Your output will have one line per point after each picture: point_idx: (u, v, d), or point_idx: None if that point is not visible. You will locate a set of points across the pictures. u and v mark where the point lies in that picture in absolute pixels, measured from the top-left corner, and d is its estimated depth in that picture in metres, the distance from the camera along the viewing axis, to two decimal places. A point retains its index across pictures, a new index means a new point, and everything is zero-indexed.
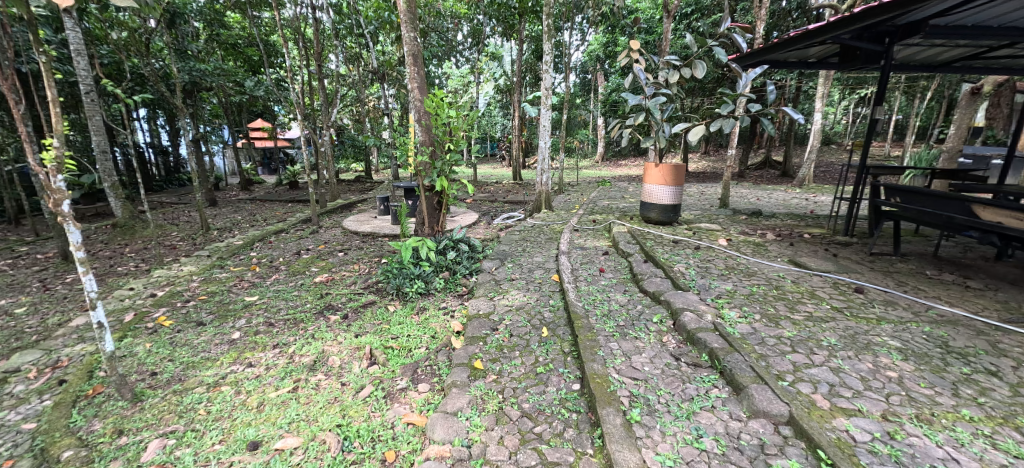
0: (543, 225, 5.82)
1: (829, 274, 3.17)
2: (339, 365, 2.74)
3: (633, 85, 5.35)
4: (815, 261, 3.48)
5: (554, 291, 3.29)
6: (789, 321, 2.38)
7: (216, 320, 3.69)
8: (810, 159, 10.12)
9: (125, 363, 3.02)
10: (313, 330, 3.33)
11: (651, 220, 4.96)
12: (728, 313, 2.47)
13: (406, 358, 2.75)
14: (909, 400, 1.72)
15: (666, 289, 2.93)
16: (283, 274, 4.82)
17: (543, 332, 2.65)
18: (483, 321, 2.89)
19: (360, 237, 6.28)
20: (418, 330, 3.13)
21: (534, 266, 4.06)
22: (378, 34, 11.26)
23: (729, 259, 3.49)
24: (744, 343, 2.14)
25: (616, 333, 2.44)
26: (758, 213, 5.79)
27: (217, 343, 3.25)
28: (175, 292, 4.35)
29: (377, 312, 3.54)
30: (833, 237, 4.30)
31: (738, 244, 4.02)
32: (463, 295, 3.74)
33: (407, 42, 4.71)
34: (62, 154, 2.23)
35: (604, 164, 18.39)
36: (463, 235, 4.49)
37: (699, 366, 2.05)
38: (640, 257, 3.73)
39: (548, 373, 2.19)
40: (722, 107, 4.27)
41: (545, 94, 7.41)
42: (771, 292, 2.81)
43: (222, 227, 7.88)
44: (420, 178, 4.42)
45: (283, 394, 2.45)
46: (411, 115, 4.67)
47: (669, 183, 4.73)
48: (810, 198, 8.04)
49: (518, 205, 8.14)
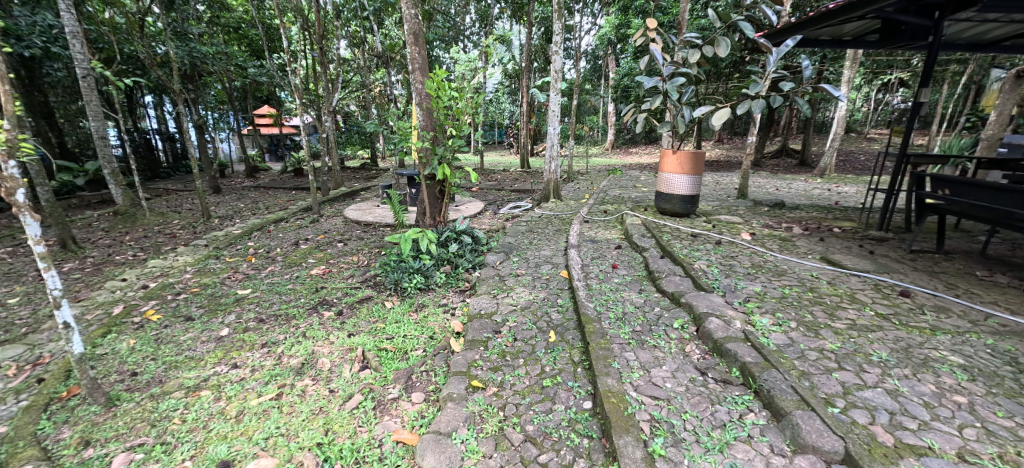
0: (551, 216, 5.55)
1: (868, 274, 2.84)
2: (329, 369, 2.56)
3: (649, 66, 4.91)
4: (851, 259, 3.15)
5: (563, 290, 3.03)
6: (830, 331, 2.09)
7: (206, 315, 3.51)
8: (832, 147, 9.62)
9: (106, 362, 2.87)
10: (305, 328, 3.15)
11: (668, 211, 4.62)
12: (759, 319, 2.17)
13: (401, 362, 2.56)
14: (988, 434, 1.44)
15: (687, 290, 2.62)
16: (279, 265, 4.63)
17: (550, 336, 2.40)
18: (485, 322, 2.65)
19: (361, 226, 6.07)
20: (415, 330, 2.93)
21: (541, 260, 3.78)
22: (382, 17, 10.96)
23: (755, 256, 3.18)
24: (783, 357, 1.85)
25: (632, 340, 2.18)
26: (781, 205, 5.41)
27: (203, 341, 3.09)
28: (168, 284, 4.19)
29: (373, 308, 3.34)
30: (866, 231, 3.94)
31: (764, 239, 3.69)
32: (465, 291, 3.49)
33: (407, 19, 4.41)
34: (13, 137, 2.01)
35: (614, 151, 17.96)
36: (466, 227, 4.21)
37: (729, 383, 1.79)
38: (656, 252, 3.43)
39: (555, 387, 1.94)
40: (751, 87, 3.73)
41: (555, 77, 7.00)
42: (806, 294, 2.50)
43: (224, 215, 7.74)
44: (420, 166, 4.16)
45: (265, 402, 2.26)
46: (412, 99, 4.36)
47: (686, 172, 4.37)
48: (834, 189, 7.62)
49: (524, 194, 7.85)
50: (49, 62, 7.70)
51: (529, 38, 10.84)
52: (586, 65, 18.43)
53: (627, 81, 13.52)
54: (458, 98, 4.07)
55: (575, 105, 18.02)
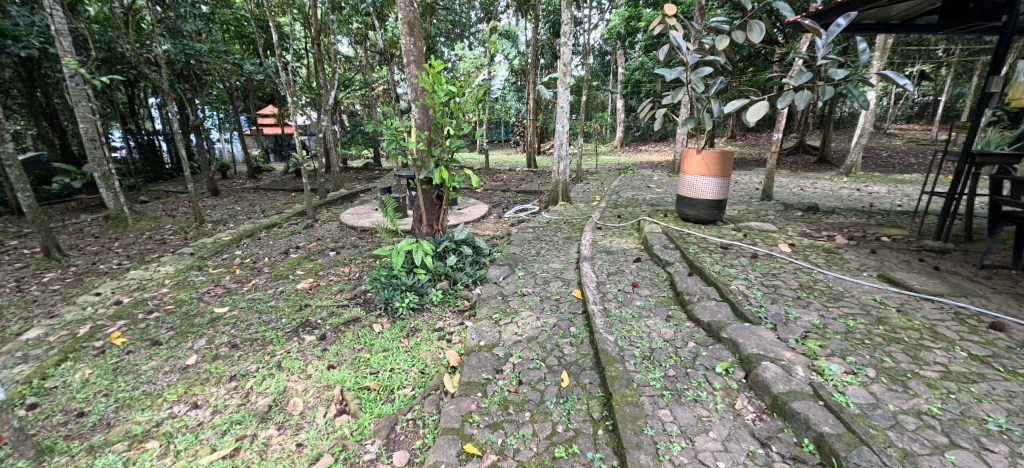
0: (561, 221, 5.13)
1: (943, 298, 2.36)
2: (301, 413, 2.18)
3: (669, 56, 4.39)
4: (917, 278, 2.66)
5: (575, 315, 2.59)
6: (921, 383, 1.64)
7: (175, 338, 3.15)
8: (860, 144, 9.03)
9: (54, 400, 2.53)
10: (280, 356, 2.75)
11: (690, 217, 4.16)
12: (827, 366, 1.73)
13: (385, 405, 2.17)
14: None
15: (726, 321, 2.17)
16: (263, 277, 4.25)
17: (562, 379, 1.98)
18: (484, 357, 2.22)
19: (357, 232, 5.70)
20: (405, 362, 2.53)
21: (550, 275, 3.34)
22: (384, 12, 10.55)
23: (801, 274, 2.72)
24: (873, 427, 1.41)
25: (666, 391, 1.74)
26: (815, 208, 4.90)
27: (167, 372, 2.73)
28: (141, 300, 3.84)
29: (359, 332, 2.94)
30: (921, 242, 3.44)
31: (805, 251, 3.21)
32: (463, 312, 3.07)
33: (402, 7, 4.00)
34: None
35: (625, 149, 17.43)
36: (466, 236, 3.79)
37: (803, 464, 1.36)
38: (683, 268, 2.98)
39: (571, 459, 1.54)
40: (796, 74, 2.72)
41: (563, 71, 6.53)
42: (877, 329, 2.03)
43: (217, 219, 7.41)
44: (416, 169, 3.74)
45: (217, 462, 1.89)
46: (407, 96, 3.97)
47: (712, 174, 3.90)
48: (865, 189, 7.06)
49: (532, 196, 7.41)
50: (47, 62, 7.12)
51: (536, 31, 10.36)
52: (595, 62, 17.93)
53: (638, 75, 12.98)
54: (455, 92, 3.62)
55: (584, 102, 17.54)
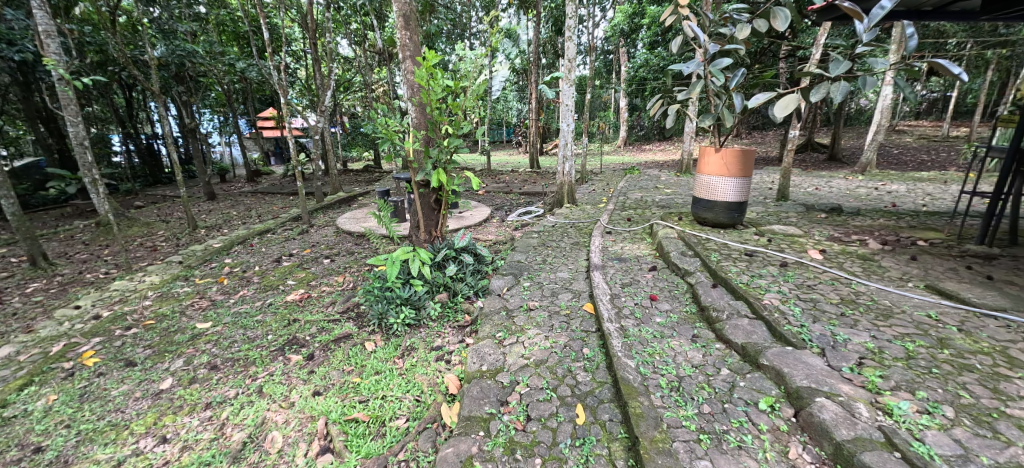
0: (567, 225, 4.87)
1: (1010, 314, 2.07)
2: (280, 451, 1.92)
3: (682, 48, 4.10)
4: (971, 289, 2.38)
5: (588, 334, 2.32)
6: (1011, 425, 1.37)
7: (151, 358, 2.89)
8: (874, 141, 8.75)
9: (12, 432, 2.27)
10: (262, 380, 2.49)
11: (707, 220, 3.88)
12: (895, 403, 1.46)
13: (375, 441, 1.90)
14: None
15: (765, 344, 1.89)
16: (252, 288, 4.00)
17: (577, 414, 1.72)
18: (487, 386, 1.95)
19: (354, 238, 5.46)
20: (399, 387, 2.26)
21: (558, 287, 3.06)
22: (383, 11, 10.33)
23: (840, 286, 2.44)
24: None
25: (703, 434, 1.48)
26: (837, 209, 4.61)
27: (138, 398, 2.47)
28: (120, 315, 3.59)
29: (349, 351, 2.68)
30: (962, 246, 3.16)
31: (838, 257, 2.93)
32: (465, 328, 2.81)
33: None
34: None
35: (628, 149, 17.17)
36: (467, 243, 3.54)
37: None
38: (706, 279, 2.69)
39: None
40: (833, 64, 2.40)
41: (568, 66, 6.22)
42: (941, 354, 1.76)
43: (211, 224, 7.17)
44: (413, 171, 3.48)
45: None
46: (403, 93, 3.73)
47: (732, 173, 3.63)
48: (882, 188, 6.78)
49: (535, 198, 7.16)
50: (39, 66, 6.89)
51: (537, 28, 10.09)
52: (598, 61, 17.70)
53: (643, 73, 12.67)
54: (454, 89, 3.34)
55: (587, 101, 17.33)
